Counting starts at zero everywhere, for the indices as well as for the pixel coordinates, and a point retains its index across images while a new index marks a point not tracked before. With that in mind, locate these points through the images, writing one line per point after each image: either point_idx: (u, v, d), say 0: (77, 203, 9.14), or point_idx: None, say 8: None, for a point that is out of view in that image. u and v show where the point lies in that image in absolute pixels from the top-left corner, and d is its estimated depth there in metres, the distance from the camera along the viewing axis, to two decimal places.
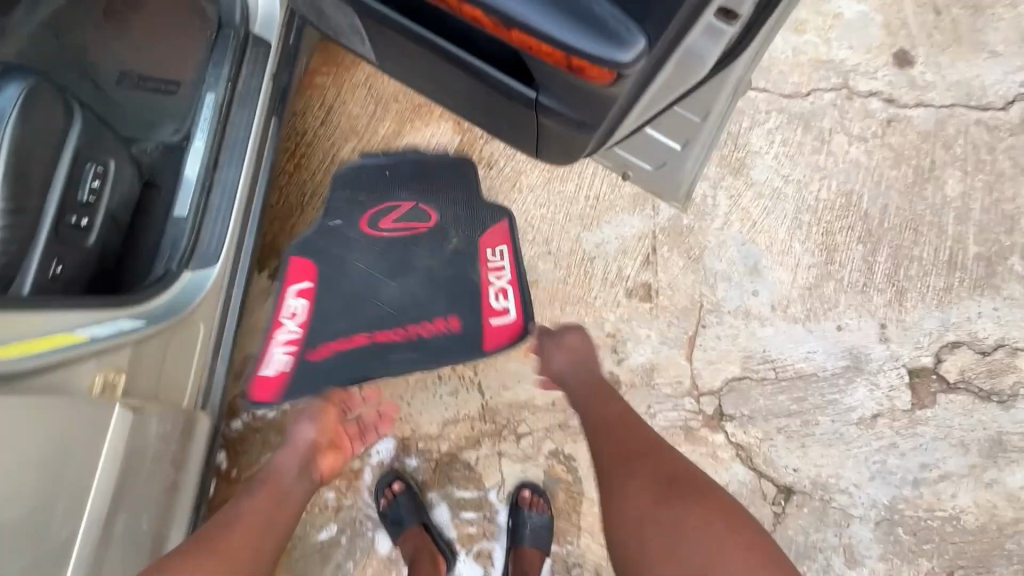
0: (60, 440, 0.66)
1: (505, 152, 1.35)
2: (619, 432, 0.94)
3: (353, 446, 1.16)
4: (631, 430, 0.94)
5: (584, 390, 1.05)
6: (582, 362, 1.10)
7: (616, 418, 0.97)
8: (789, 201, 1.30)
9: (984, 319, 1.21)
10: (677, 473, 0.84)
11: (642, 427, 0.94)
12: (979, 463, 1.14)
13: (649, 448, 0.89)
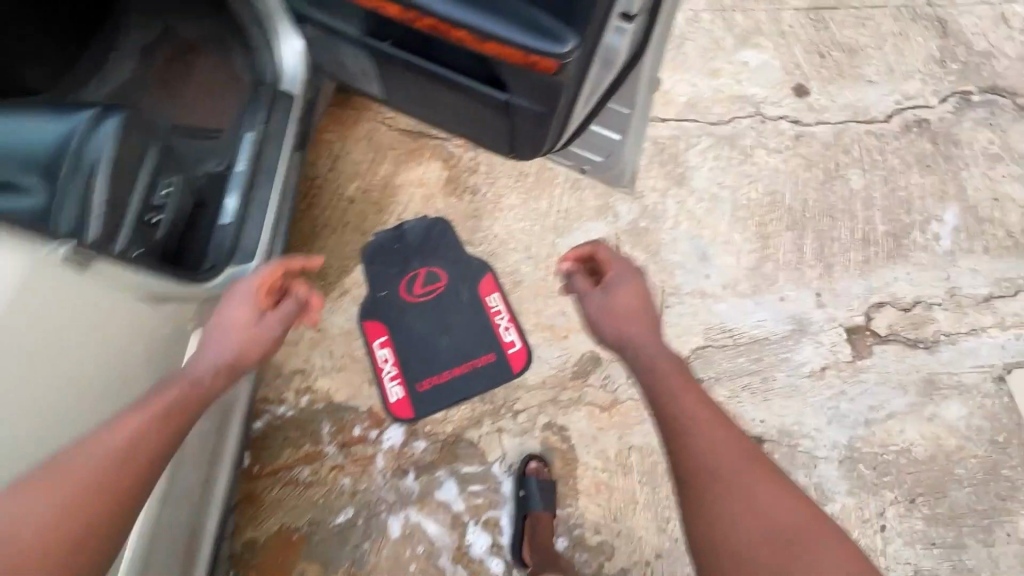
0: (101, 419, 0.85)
1: (486, 181, 1.60)
2: (711, 437, 0.82)
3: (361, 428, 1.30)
4: (722, 437, 0.83)
5: (641, 359, 0.94)
6: (632, 316, 0.99)
7: (707, 423, 0.84)
8: (726, 202, 1.56)
9: (902, 283, 1.44)
10: (789, 508, 0.76)
11: (740, 440, 0.83)
12: (918, 401, 1.31)
13: (748, 466, 0.80)
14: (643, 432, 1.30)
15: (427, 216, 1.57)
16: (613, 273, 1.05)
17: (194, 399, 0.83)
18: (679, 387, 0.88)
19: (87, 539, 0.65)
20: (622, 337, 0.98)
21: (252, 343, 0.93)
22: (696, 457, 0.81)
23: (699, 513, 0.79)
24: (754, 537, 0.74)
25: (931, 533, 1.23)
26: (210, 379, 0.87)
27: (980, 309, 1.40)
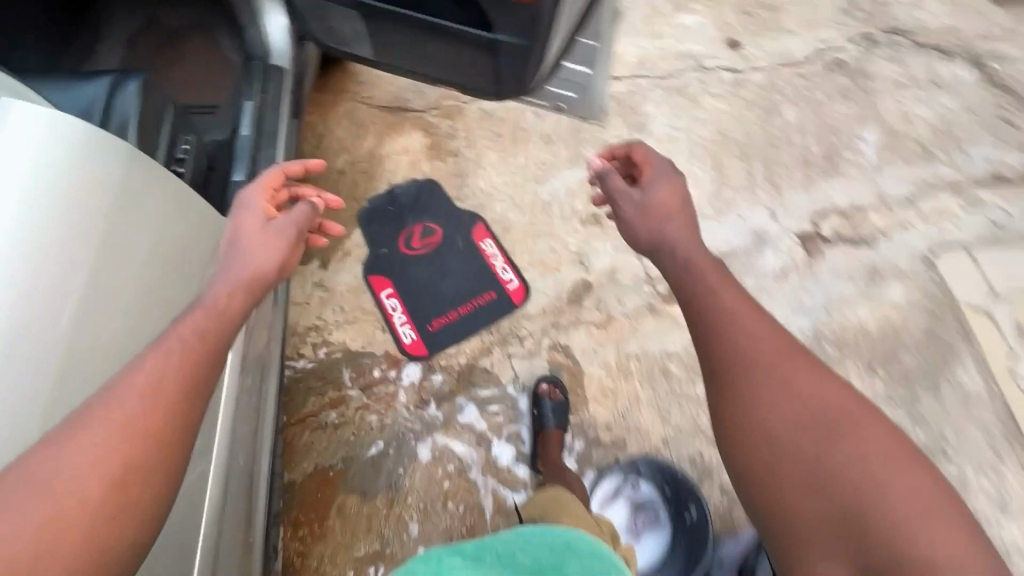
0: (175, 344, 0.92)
1: (466, 143, 1.73)
2: (750, 333, 0.82)
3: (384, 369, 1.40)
4: (762, 336, 0.82)
5: (678, 258, 0.94)
6: (667, 217, 1.00)
7: (751, 325, 0.83)
8: (683, 142, 1.74)
9: (839, 194, 1.65)
10: (835, 403, 0.76)
11: (783, 340, 0.82)
12: (866, 286, 1.52)
13: (791, 364, 0.80)
14: (637, 341, 1.45)
15: (415, 179, 1.68)
16: (649, 179, 1.06)
17: (217, 330, 0.78)
18: (719, 288, 0.87)
19: (131, 481, 0.63)
20: (659, 237, 0.99)
21: (266, 245, 0.91)
22: (735, 355, 0.81)
23: (739, 411, 0.79)
24: (789, 427, 0.75)
25: (892, 393, 1.41)
26: (229, 291, 0.83)
27: (905, 208, 1.63)
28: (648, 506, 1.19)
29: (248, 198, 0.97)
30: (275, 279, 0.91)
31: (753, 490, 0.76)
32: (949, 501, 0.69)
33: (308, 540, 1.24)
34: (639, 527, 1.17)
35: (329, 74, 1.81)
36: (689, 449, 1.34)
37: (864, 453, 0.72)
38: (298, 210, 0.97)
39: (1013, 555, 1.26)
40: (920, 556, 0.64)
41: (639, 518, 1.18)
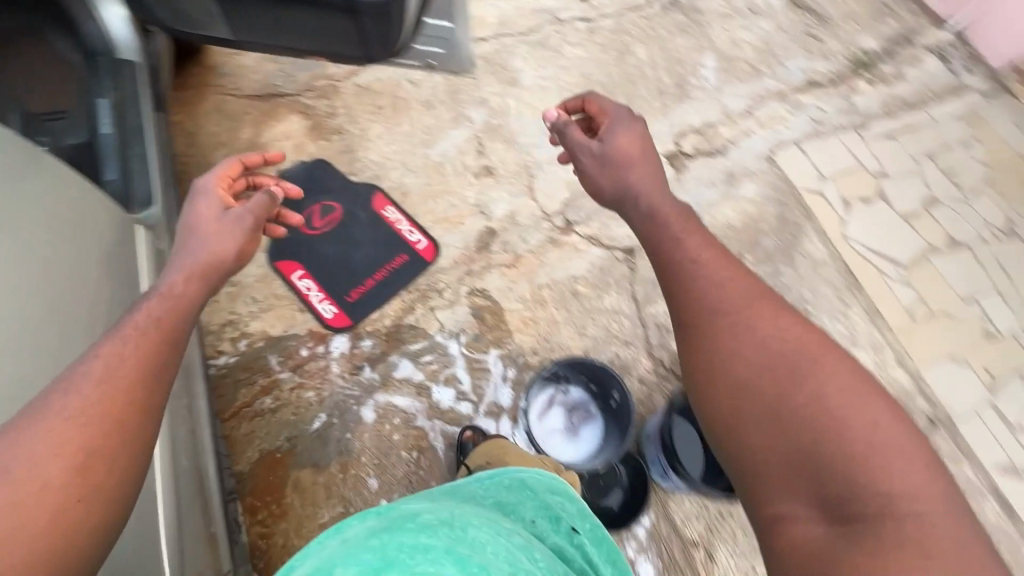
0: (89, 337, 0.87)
1: (347, 119, 1.74)
2: (720, 287, 0.91)
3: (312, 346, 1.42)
4: (732, 291, 0.91)
5: (642, 208, 1.06)
6: (628, 166, 1.10)
7: (717, 277, 0.92)
8: (553, 89, 1.86)
9: (692, 115, 1.87)
10: (805, 349, 0.83)
11: (754, 296, 0.90)
12: (725, 189, 1.76)
13: (763, 318, 0.87)
14: (545, 272, 1.58)
15: (303, 162, 1.67)
16: (606, 130, 1.14)
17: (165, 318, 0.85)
18: (684, 235, 0.99)
19: (99, 456, 0.70)
20: (623, 186, 1.09)
21: (225, 231, 1.02)
22: (705, 308, 0.90)
23: (709, 356, 0.87)
24: (751, 370, 0.83)
25: (760, 271, 1.65)
26: (189, 271, 0.94)
27: (746, 119, 1.87)
28: (580, 402, 1.34)
29: (205, 187, 1.08)
30: (232, 264, 1.01)
31: (723, 435, 0.84)
32: (908, 435, 0.75)
33: (269, 521, 1.26)
34: (577, 422, 1.32)
35: (186, 70, 1.73)
36: (607, 354, 1.50)
37: (828, 395, 0.78)
38: (256, 200, 1.08)
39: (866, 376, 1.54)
40: (872, 486, 0.72)
41: (576, 415, 1.32)
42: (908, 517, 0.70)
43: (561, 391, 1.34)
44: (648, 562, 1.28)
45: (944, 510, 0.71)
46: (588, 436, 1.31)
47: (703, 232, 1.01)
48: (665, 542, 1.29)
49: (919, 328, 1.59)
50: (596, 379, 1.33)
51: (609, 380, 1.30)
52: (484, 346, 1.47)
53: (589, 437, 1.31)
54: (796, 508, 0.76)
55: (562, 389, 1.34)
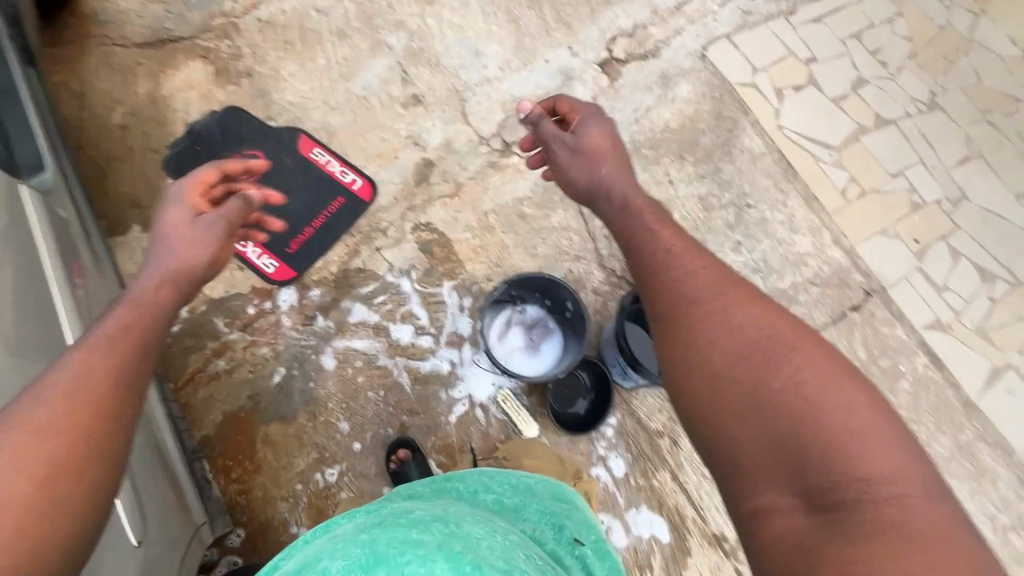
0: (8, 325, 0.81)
1: (255, 59, 1.59)
2: (699, 277, 0.85)
3: (260, 302, 1.38)
4: (709, 281, 0.84)
5: (617, 202, 1.03)
6: (602, 160, 1.07)
7: (687, 262, 0.88)
8: (475, 2, 1.71)
9: (622, 19, 1.76)
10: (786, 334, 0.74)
11: (733, 287, 0.82)
12: (662, 92, 1.72)
13: (742, 304, 0.79)
14: (489, 198, 1.55)
15: (214, 112, 1.54)
16: (581, 122, 1.11)
17: (136, 326, 0.79)
18: (658, 225, 0.96)
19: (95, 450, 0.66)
20: (598, 179, 1.06)
21: (190, 238, 0.97)
22: (682, 295, 0.83)
23: (683, 343, 0.79)
24: (725, 353, 0.75)
25: (701, 172, 1.66)
26: (161, 278, 0.91)
27: (678, 16, 1.78)
28: (537, 320, 1.36)
29: (175, 192, 1.04)
30: (205, 271, 0.98)
31: (698, 425, 0.74)
32: (885, 418, 0.66)
33: (245, 478, 1.26)
34: (536, 338, 1.34)
35: (59, 22, 1.53)
36: (561, 271, 1.51)
37: (809, 382, 0.69)
38: (230, 208, 1.04)
39: (807, 259, 1.60)
40: (854, 475, 0.62)
41: (534, 333, 1.35)
42: (890, 501, 0.60)
43: (516, 312, 1.36)
44: (619, 457, 1.35)
45: (927, 496, 0.61)
46: (548, 349, 1.33)
47: (678, 227, 0.98)
48: (631, 436, 1.36)
49: (852, 208, 1.66)
50: (548, 293, 1.35)
51: (560, 292, 1.32)
52: (437, 279, 1.46)
53: (550, 350, 1.33)
54: (775, 500, 0.66)
55: (518, 310, 1.36)
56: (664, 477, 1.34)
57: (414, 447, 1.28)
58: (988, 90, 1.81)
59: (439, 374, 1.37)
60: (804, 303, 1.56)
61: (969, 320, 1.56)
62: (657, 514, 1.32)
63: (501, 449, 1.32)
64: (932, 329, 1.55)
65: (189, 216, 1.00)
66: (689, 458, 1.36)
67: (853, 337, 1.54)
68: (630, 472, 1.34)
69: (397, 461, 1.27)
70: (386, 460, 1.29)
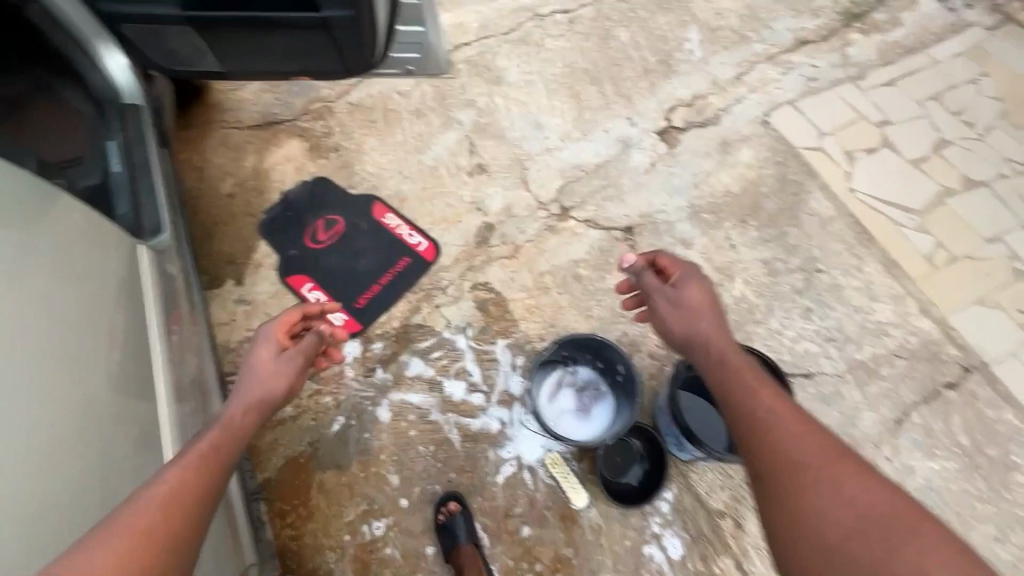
0: (108, 367, 0.93)
1: (343, 137, 1.80)
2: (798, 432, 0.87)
3: None
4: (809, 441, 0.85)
5: (712, 356, 1.03)
6: (698, 315, 1.09)
7: (788, 422, 0.88)
8: (539, 81, 1.85)
9: (681, 89, 1.82)
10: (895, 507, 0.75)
11: (834, 447, 0.84)
12: (722, 157, 1.72)
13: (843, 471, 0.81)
14: (546, 259, 1.59)
15: (304, 181, 1.74)
16: (680, 276, 1.14)
17: (221, 453, 0.90)
18: (755, 383, 0.96)
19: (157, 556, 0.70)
20: (694, 333, 1.08)
21: (273, 373, 1.10)
22: (778, 457, 0.85)
23: (795, 520, 0.79)
24: (842, 530, 0.75)
25: (765, 235, 1.60)
26: (246, 408, 1.02)
27: (738, 86, 1.81)
28: (589, 383, 1.34)
29: (268, 329, 1.18)
30: (278, 403, 1.09)
31: None
32: None
33: (299, 523, 1.31)
34: (588, 401, 1.32)
35: (191, 110, 1.83)
36: (615, 333, 1.50)
37: (933, 563, 0.68)
38: (305, 344, 1.19)
39: (890, 328, 1.46)
40: None
41: (586, 396, 1.32)
42: None
43: (568, 373, 1.35)
44: (675, 536, 1.25)
45: None
46: (601, 413, 1.31)
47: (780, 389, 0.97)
48: (689, 514, 1.26)
49: (941, 275, 1.52)
50: (601, 355, 1.33)
51: (614, 355, 1.31)
52: (491, 336, 1.49)
53: (602, 414, 1.31)
54: None
55: (569, 371, 1.35)
56: (727, 563, 1.23)
57: (465, 504, 1.28)
58: None
59: (488, 432, 1.37)
60: (888, 376, 1.41)
61: None
62: None
63: (548, 516, 1.28)
64: None
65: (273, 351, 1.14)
66: (755, 544, 1.24)
67: (952, 418, 1.36)
68: (687, 553, 1.24)
69: (446, 514, 1.27)
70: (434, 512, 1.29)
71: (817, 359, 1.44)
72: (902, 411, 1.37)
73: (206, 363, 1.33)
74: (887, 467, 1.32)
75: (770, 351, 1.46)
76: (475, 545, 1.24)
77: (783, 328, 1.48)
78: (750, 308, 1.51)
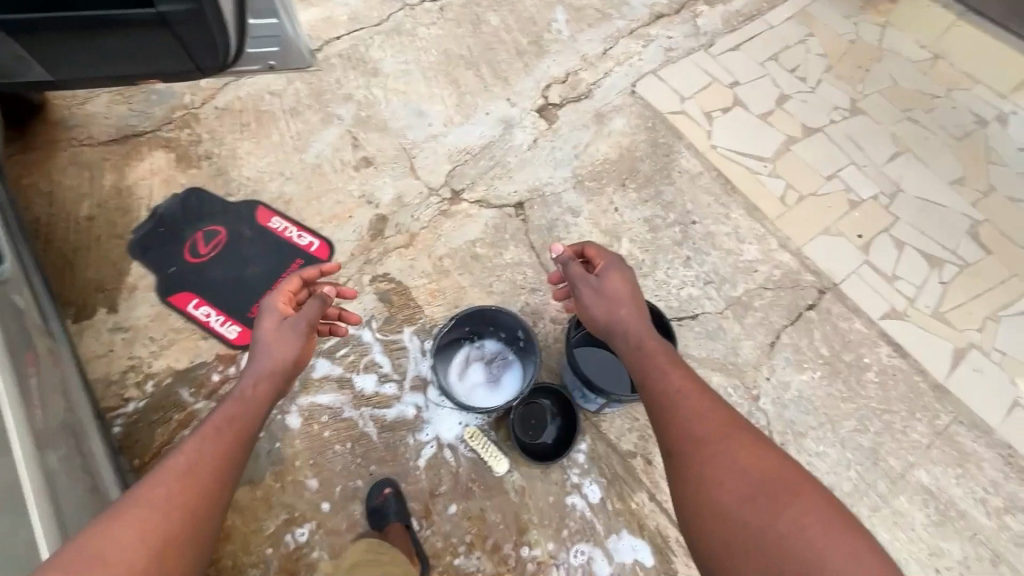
0: None
1: (214, 143, 1.70)
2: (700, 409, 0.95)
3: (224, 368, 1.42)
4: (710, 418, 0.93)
5: (634, 343, 1.07)
6: (622, 306, 1.11)
7: (694, 404, 0.95)
8: (416, 70, 1.85)
9: (554, 67, 1.90)
10: (776, 471, 0.83)
11: (731, 424, 0.92)
12: (598, 127, 1.82)
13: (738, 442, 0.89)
14: (442, 243, 1.61)
15: (175, 194, 1.63)
16: (603, 267, 1.17)
17: (237, 427, 1.01)
18: (669, 369, 1.02)
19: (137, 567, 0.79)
20: (619, 322, 1.11)
21: (283, 340, 1.13)
22: (684, 435, 0.92)
23: (697, 486, 0.87)
24: (732, 495, 0.83)
25: (643, 196, 1.72)
26: (253, 381, 1.08)
27: (605, 60, 1.92)
28: (496, 354, 1.38)
29: (270, 300, 1.19)
30: (293, 367, 1.14)
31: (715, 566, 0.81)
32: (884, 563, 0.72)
33: (214, 548, 1.23)
34: (498, 371, 1.36)
35: (31, 130, 1.65)
36: (518, 305, 1.55)
37: (801, 515, 0.77)
38: (311, 308, 1.17)
39: (757, 265, 1.63)
40: None
41: (495, 366, 1.37)
42: None
43: (474, 348, 1.39)
44: (593, 482, 1.33)
45: None
46: (511, 379, 1.35)
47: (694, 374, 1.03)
48: (603, 459, 1.35)
49: (793, 212, 1.71)
50: (500, 325, 1.37)
51: (511, 322, 1.35)
52: (396, 326, 1.49)
53: (511, 380, 1.35)
54: None
55: (476, 346, 1.39)
56: (642, 498, 1.32)
57: (398, 488, 1.29)
58: (906, 90, 1.91)
59: (405, 419, 1.37)
60: (759, 307, 1.57)
61: (925, 305, 1.58)
62: (638, 537, 1.28)
63: (472, 489, 1.31)
64: (891, 318, 1.56)
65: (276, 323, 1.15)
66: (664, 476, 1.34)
67: (814, 334, 1.54)
68: (605, 496, 1.31)
69: (377, 494, 1.28)
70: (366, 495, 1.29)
71: (700, 302, 1.57)
72: (773, 335, 1.53)
73: (79, 402, 1.22)
74: (767, 386, 1.46)
75: (659, 301, 1.58)
76: (404, 526, 1.24)
77: (668, 278, 1.61)
78: (637, 265, 1.62)
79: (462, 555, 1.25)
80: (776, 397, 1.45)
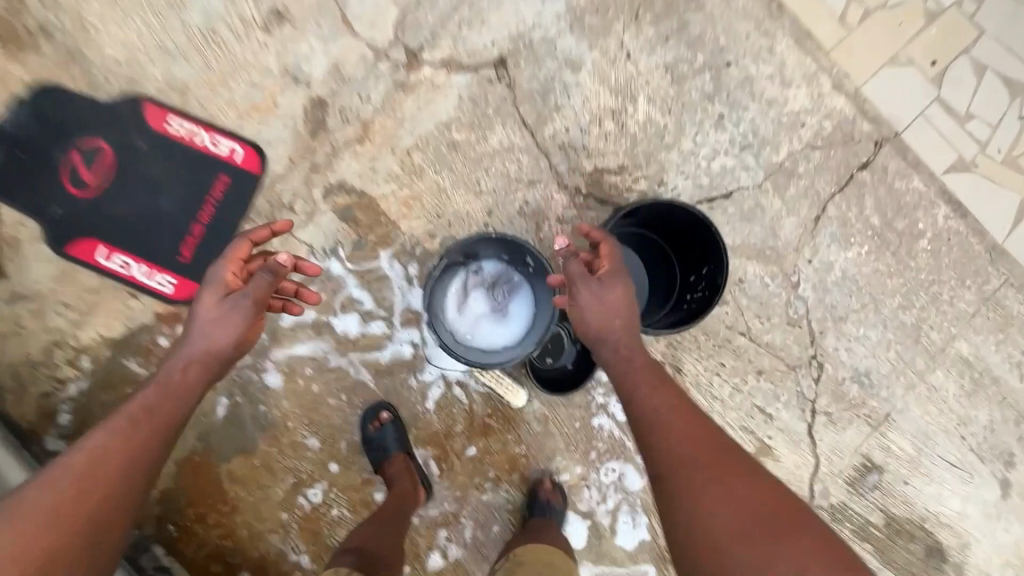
0: None
1: (44, 8, 1.15)
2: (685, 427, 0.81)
3: (170, 328, 1.16)
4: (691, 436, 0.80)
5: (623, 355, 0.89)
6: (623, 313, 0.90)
7: (683, 421, 0.81)
8: None
9: None
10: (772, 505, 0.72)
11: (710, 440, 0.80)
12: None
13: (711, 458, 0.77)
14: (407, 131, 1.23)
15: (18, 99, 1.16)
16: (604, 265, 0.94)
17: (155, 415, 0.83)
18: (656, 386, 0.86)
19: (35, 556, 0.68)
20: (609, 329, 0.90)
21: (219, 323, 0.90)
22: (671, 454, 0.78)
23: (688, 510, 0.72)
24: (729, 526, 0.69)
25: (663, 32, 1.28)
26: (183, 366, 0.88)
27: None
28: (503, 284, 1.14)
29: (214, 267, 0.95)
30: (235, 353, 0.92)
31: None
32: None
33: (224, 520, 1.14)
34: (503, 304, 1.13)
35: None
36: (516, 204, 1.24)
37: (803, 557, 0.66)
38: (258, 282, 0.92)
39: (805, 117, 1.31)
40: None
41: (503, 298, 1.13)
42: None
43: (476, 275, 1.14)
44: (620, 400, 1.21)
45: None
46: (519, 313, 1.13)
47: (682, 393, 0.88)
48: None
49: (855, 38, 1.32)
50: (512, 250, 1.12)
51: (523, 250, 1.10)
52: (370, 250, 1.21)
53: (520, 314, 1.13)
54: None
55: (478, 272, 1.14)
56: None
57: (394, 412, 1.16)
58: None
59: (402, 360, 1.19)
60: (804, 173, 1.30)
61: (996, 150, 1.32)
62: None
63: (489, 425, 1.19)
64: (954, 171, 1.32)
65: (222, 293, 0.92)
66: (695, 383, 1.23)
67: (865, 201, 1.30)
68: None
69: (376, 426, 1.15)
70: (361, 425, 1.16)
71: (734, 175, 1.29)
72: (819, 207, 1.29)
73: None
74: (809, 270, 1.28)
75: (686, 179, 1.28)
76: (406, 453, 1.14)
77: (696, 147, 1.29)
78: (658, 133, 1.28)
79: (489, 490, 1.18)
80: (818, 281, 1.28)
